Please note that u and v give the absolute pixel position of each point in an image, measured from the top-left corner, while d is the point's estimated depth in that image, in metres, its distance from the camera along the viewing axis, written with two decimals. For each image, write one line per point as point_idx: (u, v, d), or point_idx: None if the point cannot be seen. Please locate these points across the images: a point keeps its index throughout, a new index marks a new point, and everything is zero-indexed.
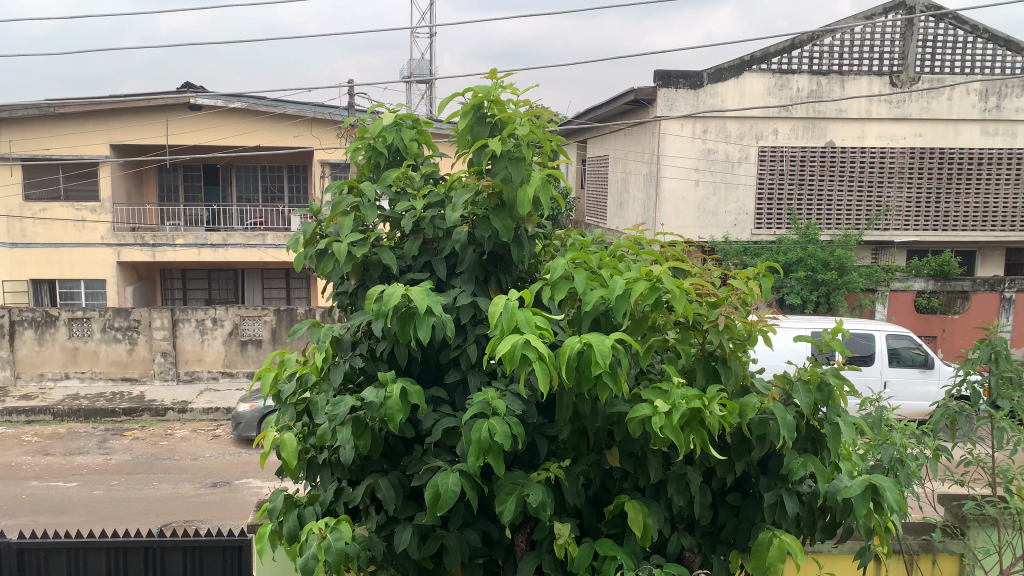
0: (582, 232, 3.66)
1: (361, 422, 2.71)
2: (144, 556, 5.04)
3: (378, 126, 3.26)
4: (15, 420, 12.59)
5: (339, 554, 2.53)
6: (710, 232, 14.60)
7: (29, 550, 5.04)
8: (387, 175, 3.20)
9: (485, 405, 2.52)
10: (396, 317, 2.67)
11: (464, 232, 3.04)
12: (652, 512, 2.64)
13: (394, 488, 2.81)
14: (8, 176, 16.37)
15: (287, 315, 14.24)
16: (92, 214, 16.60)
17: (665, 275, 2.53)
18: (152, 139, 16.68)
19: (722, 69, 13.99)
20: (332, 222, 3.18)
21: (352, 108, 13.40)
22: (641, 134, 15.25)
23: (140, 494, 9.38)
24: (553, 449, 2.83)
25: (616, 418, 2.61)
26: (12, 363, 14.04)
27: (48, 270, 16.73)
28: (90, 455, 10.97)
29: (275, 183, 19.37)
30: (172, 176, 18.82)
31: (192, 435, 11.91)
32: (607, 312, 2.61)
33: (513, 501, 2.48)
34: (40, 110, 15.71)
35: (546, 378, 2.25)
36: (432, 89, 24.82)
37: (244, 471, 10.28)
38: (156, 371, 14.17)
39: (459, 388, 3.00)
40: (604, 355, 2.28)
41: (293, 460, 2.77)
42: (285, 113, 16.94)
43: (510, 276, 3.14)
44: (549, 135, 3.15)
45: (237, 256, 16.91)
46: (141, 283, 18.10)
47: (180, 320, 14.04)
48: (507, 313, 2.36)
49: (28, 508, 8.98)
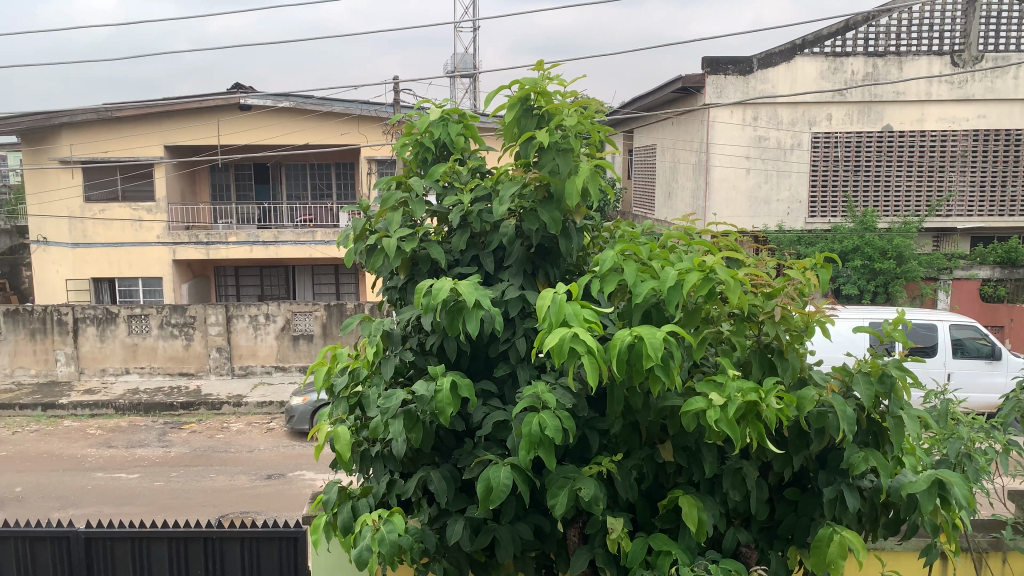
0: (631, 223, 3.61)
1: (412, 416, 2.72)
2: (204, 546, 5.17)
3: (424, 122, 3.27)
4: (79, 414, 12.98)
5: (392, 546, 2.55)
6: (763, 221, 14.33)
7: (96, 538, 5.24)
8: (435, 170, 3.22)
9: (535, 399, 2.51)
10: (445, 311, 2.67)
11: (511, 225, 3.02)
12: (707, 507, 2.60)
13: (446, 481, 2.82)
14: (69, 179, 16.84)
15: (338, 310, 14.42)
16: (148, 214, 16.95)
17: (718, 265, 2.48)
18: (204, 140, 17.06)
19: (773, 54, 13.72)
20: (382, 218, 3.21)
21: (398, 104, 13.52)
22: (690, 122, 15.03)
23: (199, 486, 9.60)
24: (605, 443, 2.80)
25: (669, 412, 2.58)
26: (75, 359, 14.45)
27: (108, 269, 17.18)
28: (150, 448, 11.26)
29: (323, 181, 19.60)
30: (224, 175, 19.22)
31: (247, 428, 12.15)
32: (658, 304, 2.58)
33: (566, 495, 2.46)
34: (98, 114, 16.13)
35: (596, 372, 2.22)
36: (477, 84, 24.85)
37: (298, 463, 10.46)
38: (211, 366, 14.50)
39: (509, 381, 2.99)
40: (655, 348, 2.24)
41: (347, 452, 2.79)
42: (331, 112, 17.18)
43: (559, 269, 3.11)
44: (597, 125, 3.10)
45: (288, 253, 17.18)
46: (196, 280, 18.53)
47: (234, 316, 14.33)
48: (555, 305, 2.34)
49: (93, 499, 9.26)
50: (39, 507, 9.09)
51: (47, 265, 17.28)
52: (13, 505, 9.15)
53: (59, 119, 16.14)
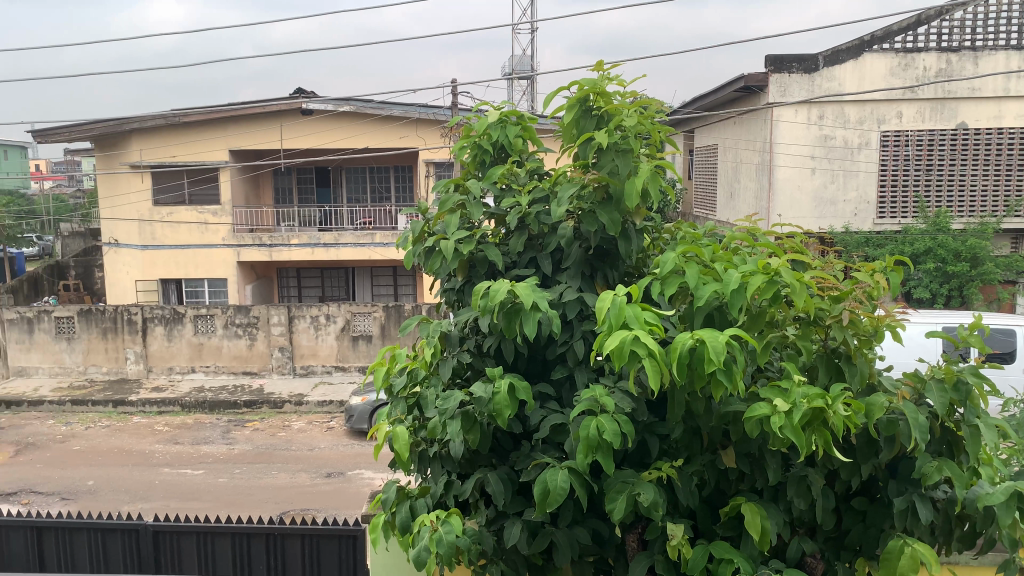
0: (693, 225, 3.55)
1: (470, 416, 2.72)
2: (267, 542, 5.30)
3: (483, 124, 3.27)
4: (148, 411, 13.39)
5: (450, 547, 2.55)
6: (829, 223, 13.97)
7: (164, 532, 5.41)
8: (493, 173, 3.22)
9: (593, 402, 2.48)
10: (502, 313, 2.67)
11: (570, 227, 3.00)
12: (771, 515, 2.54)
13: (503, 482, 2.81)
14: (138, 184, 17.40)
15: (396, 312, 14.55)
16: (214, 217, 17.46)
17: (784, 268, 2.42)
18: (267, 144, 17.44)
19: (840, 51, 13.36)
20: (440, 220, 3.23)
21: (456, 107, 13.60)
22: (752, 122, 14.76)
23: (262, 483, 9.81)
24: (665, 448, 2.76)
25: (732, 418, 2.53)
26: (144, 357, 14.90)
27: (175, 270, 17.66)
28: (214, 444, 11.56)
29: (383, 184, 19.84)
30: (286, 179, 19.63)
31: (308, 427, 12.36)
32: (721, 307, 2.53)
33: (624, 500, 2.44)
34: (166, 119, 16.64)
35: (657, 376, 2.19)
36: (534, 85, 24.88)
37: (358, 462, 10.61)
38: (274, 365, 14.81)
39: (567, 384, 2.96)
40: (718, 352, 2.19)
41: (405, 452, 2.81)
42: (391, 115, 17.40)
43: (618, 271, 3.07)
44: (658, 126, 3.07)
45: (347, 255, 17.43)
46: (259, 281, 18.95)
47: (296, 316, 14.59)
48: (614, 308, 2.32)
49: (161, 494, 9.54)
50: (110, 500, 9.41)
51: (118, 265, 17.82)
52: (86, 497, 9.50)
53: (130, 125, 16.69)
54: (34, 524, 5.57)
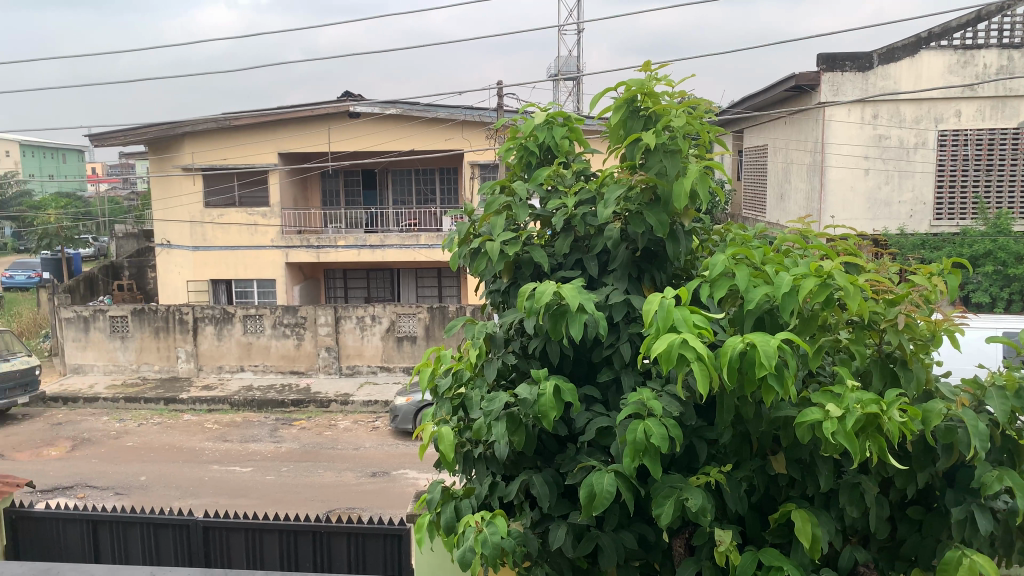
0: (743, 226, 3.51)
1: (515, 418, 2.72)
2: (313, 539, 5.38)
3: (529, 125, 3.28)
4: (198, 409, 13.68)
5: (495, 548, 2.55)
6: (883, 224, 13.53)
7: (213, 528, 5.52)
8: (539, 174, 3.22)
9: (640, 406, 2.46)
10: (548, 315, 2.66)
11: (617, 228, 2.98)
12: (823, 523, 2.49)
13: (548, 485, 2.80)
14: (191, 186, 17.83)
15: (440, 313, 14.61)
16: (263, 219, 17.75)
17: (837, 271, 2.37)
18: (315, 147, 17.69)
19: (896, 48, 12.98)
20: (485, 222, 3.24)
21: (502, 109, 13.63)
22: (804, 122, 14.46)
23: (308, 481, 9.94)
24: (713, 453, 2.72)
25: (782, 423, 2.49)
26: (195, 356, 15.23)
27: (226, 271, 18.00)
28: (262, 442, 11.76)
29: (428, 186, 19.94)
30: (334, 181, 19.89)
31: (353, 426, 12.49)
32: (772, 310, 2.48)
33: (671, 505, 2.41)
34: (217, 123, 17.03)
35: (706, 379, 2.16)
36: (580, 87, 24.82)
37: (402, 462, 10.68)
38: (320, 365, 15.01)
39: (613, 387, 2.94)
40: (768, 356, 2.16)
41: (450, 453, 2.82)
42: (436, 117, 17.54)
43: (665, 273, 3.04)
44: (707, 126, 3.03)
45: (393, 257, 17.58)
46: (306, 282, 19.22)
47: (342, 317, 14.76)
48: (662, 311, 2.29)
49: (211, 490, 9.73)
50: (161, 495, 9.62)
51: (171, 266, 18.32)
52: (138, 492, 9.73)
53: (183, 129, 17.11)
54: (89, 517, 5.70)
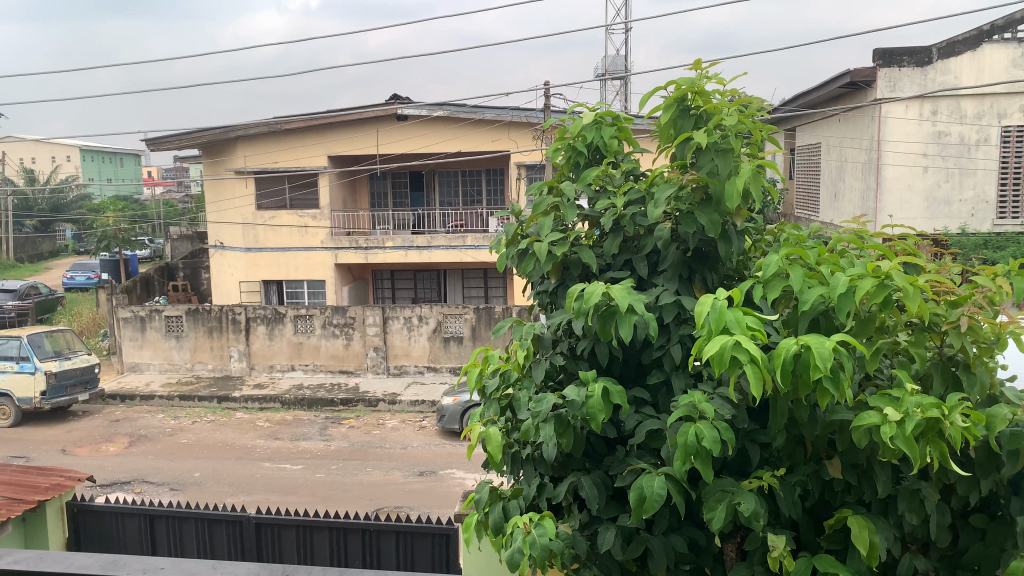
0: (797, 226, 3.45)
1: (563, 420, 2.71)
2: (362, 537, 5.45)
3: (578, 125, 3.27)
4: (250, 407, 13.94)
5: (543, 549, 2.54)
6: (943, 223, 13.14)
7: (265, 524, 5.62)
8: (587, 174, 3.20)
9: (691, 409, 2.43)
10: (597, 316, 2.64)
11: (667, 228, 2.94)
12: (880, 530, 2.43)
13: (597, 487, 2.78)
14: (244, 189, 18.22)
15: (487, 313, 14.64)
16: (313, 220, 17.99)
17: (896, 271, 2.31)
18: (364, 149, 17.90)
19: (955, 42, 12.58)
20: (533, 222, 3.23)
21: (549, 109, 13.59)
22: (859, 119, 14.07)
23: (356, 479, 10.06)
24: (766, 457, 2.68)
25: (837, 427, 2.44)
26: (247, 355, 15.52)
27: (277, 272, 18.31)
28: (312, 440, 11.94)
29: (474, 187, 20.01)
30: (382, 183, 20.11)
31: (401, 426, 12.60)
32: (827, 312, 2.43)
33: (723, 509, 2.38)
34: (269, 127, 17.35)
35: (759, 382, 2.13)
36: (628, 86, 24.66)
37: (449, 462, 10.73)
38: (369, 365, 15.17)
39: (663, 389, 2.90)
40: (824, 359, 2.11)
41: (498, 454, 2.82)
42: (483, 119, 17.60)
43: (717, 274, 2.99)
44: (759, 124, 2.99)
45: (440, 258, 17.67)
46: (355, 283, 19.46)
47: (390, 317, 14.91)
48: (714, 312, 2.26)
49: (262, 487, 9.90)
50: (215, 492, 9.83)
51: (224, 268, 18.72)
52: (193, 488, 9.96)
53: (235, 133, 17.48)
54: (146, 511, 5.85)
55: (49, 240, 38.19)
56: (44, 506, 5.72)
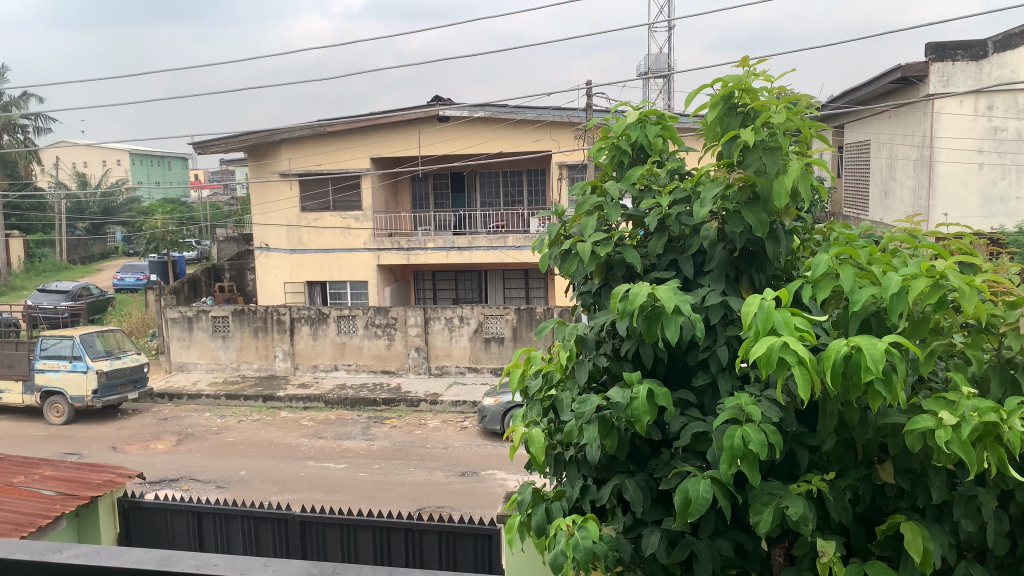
0: (847, 225, 3.39)
1: (607, 422, 2.70)
2: (405, 536, 5.49)
3: (621, 125, 3.26)
4: (295, 407, 14.13)
5: (587, 552, 2.52)
6: (999, 222, 12.75)
7: (310, 522, 5.68)
8: (631, 173, 3.18)
9: (738, 411, 2.40)
10: (642, 317, 2.62)
11: (713, 228, 2.91)
12: (934, 536, 2.37)
13: (642, 490, 2.76)
14: (288, 191, 18.48)
15: (528, 314, 14.62)
16: (356, 222, 18.14)
17: (950, 271, 2.25)
18: (406, 151, 18.03)
19: (1012, 35, 12.22)
20: (576, 222, 3.21)
21: (591, 108, 13.52)
22: (910, 116, 13.71)
23: (398, 479, 10.13)
24: (816, 461, 2.62)
25: (889, 431, 2.39)
26: (291, 355, 15.73)
27: (321, 273, 18.54)
28: (355, 440, 12.05)
29: (515, 188, 20.02)
30: (424, 185, 20.24)
31: (442, 426, 12.66)
32: (878, 313, 2.38)
33: (771, 513, 2.34)
34: (312, 129, 17.59)
35: (807, 384, 2.08)
36: (671, 85, 24.45)
37: (491, 462, 10.75)
38: (410, 365, 15.26)
39: (709, 391, 2.86)
40: (876, 360, 2.06)
41: (541, 455, 2.81)
42: (525, 119, 17.60)
43: (764, 274, 2.94)
44: (808, 122, 2.94)
45: (481, 258, 17.70)
46: (397, 284, 19.63)
47: (432, 317, 14.98)
48: (761, 313, 2.23)
49: (306, 486, 10.03)
50: (260, 490, 9.98)
51: (269, 269, 19.01)
52: (238, 486, 10.11)
53: (280, 136, 17.76)
54: (194, 508, 5.95)
55: (101, 242, 39.17)
56: (96, 502, 5.85)
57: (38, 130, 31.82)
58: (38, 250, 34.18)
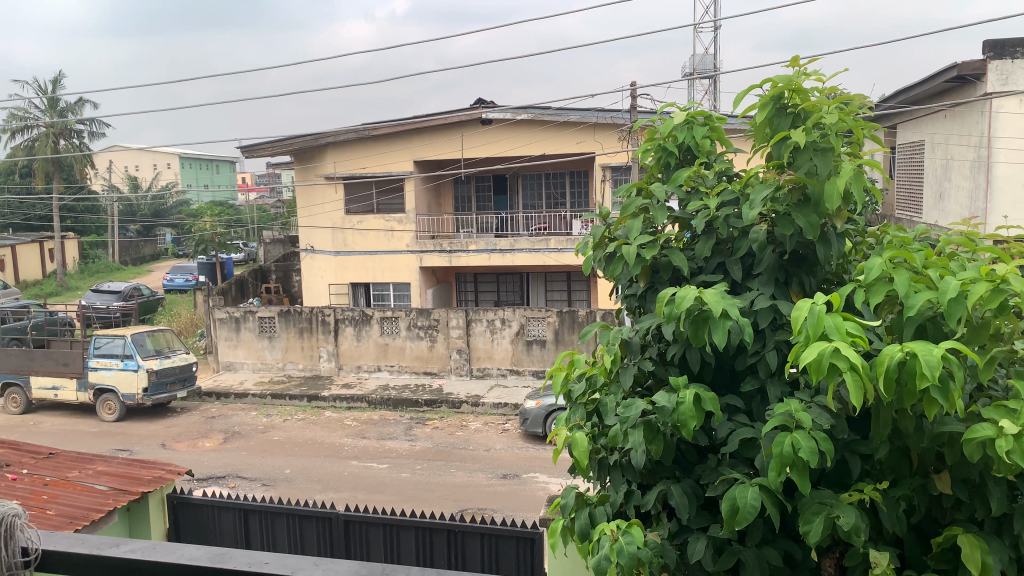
0: (901, 228, 3.31)
1: (652, 427, 2.66)
2: (448, 538, 5.51)
3: (668, 126, 3.23)
4: (338, 407, 14.27)
5: (631, 558, 2.49)
6: None
7: (354, 521, 5.73)
8: (678, 175, 3.15)
9: (787, 418, 2.36)
10: (689, 321, 2.58)
11: (762, 231, 2.86)
12: (993, 550, 2.28)
13: (687, 496, 2.73)
14: (333, 194, 18.70)
15: (570, 317, 14.56)
16: (399, 224, 18.26)
17: (1012, 275, 2.18)
18: (449, 154, 18.13)
19: None
20: (621, 225, 3.19)
21: (635, 109, 13.41)
22: (967, 115, 13.33)
23: (441, 480, 10.16)
24: (868, 470, 2.56)
25: (946, 440, 2.32)
26: (336, 356, 15.91)
27: (364, 275, 18.73)
28: (398, 440, 12.13)
29: (558, 190, 19.98)
30: (466, 187, 20.33)
31: (484, 428, 12.68)
32: (935, 318, 2.31)
33: (821, 522, 2.28)
34: (357, 133, 17.80)
35: (859, 390, 2.03)
36: (717, 85, 24.18)
37: (533, 465, 10.73)
38: (452, 367, 15.31)
39: (757, 397, 2.81)
40: (931, 367, 2.00)
41: (585, 459, 2.79)
42: (568, 121, 17.54)
43: (815, 278, 2.87)
44: (861, 122, 2.87)
45: (523, 260, 17.70)
46: (439, 285, 19.74)
47: (474, 319, 15.03)
48: (812, 318, 2.18)
49: (350, 485, 10.12)
50: (305, 488, 10.10)
51: (315, 271, 19.26)
52: (283, 485, 10.24)
53: (326, 140, 17.99)
54: (241, 506, 6.05)
55: (152, 243, 40.11)
56: (146, 497, 5.97)
57: (93, 135, 32.65)
58: (91, 251, 35.12)
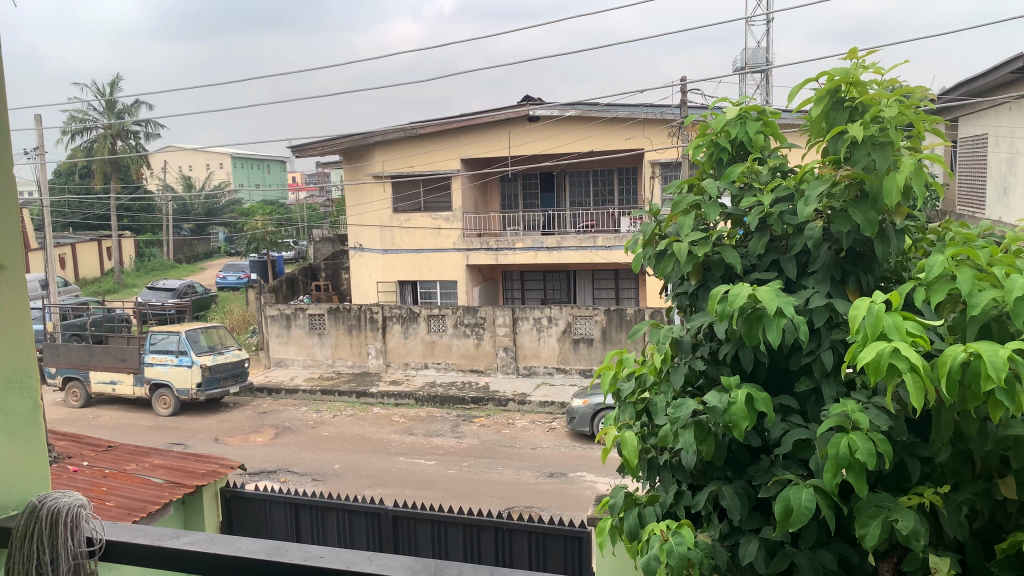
0: (963, 224, 3.21)
1: (703, 427, 2.62)
2: (495, 535, 5.52)
3: (720, 121, 3.19)
4: (387, 403, 14.40)
5: (681, 558, 2.46)
6: None
7: (402, 517, 5.79)
8: (731, 171, 3.10)
9: (844, 419, 2.30)
10: (742, 319, 2.54)
11: (818, 228, 2.80)
12: None
13: (739, 497, 2.68)
14: (381, 193, 18.99)
15: (618, 315, 14.45)
16: (446, 223, 18.36)
17: None
18: (496, 152, 18.18)
19: None
20: (672, 222, 3.15)
21: (686, 104, 13.25)
22: None
23: (488, 477, 10.19)
24: (928, 473, 2.50)
25: (1012, 443, 2.24)
26: (384, 353, 16.08)
27: (412, 272, 18.89)
28: (445, 437, 12.20)
29: (606, 187, 19.87)
30: (513, 185, 20.35)
31: (531, 426, 12.68)
32: (1001, 317, 2.24)
33: (878, 526, 2.23)
34: (405, 132, 17.96)
35: (920, 392, 1.97)
36: (770, 79, 23.77)
37: (580, 464, 10.68)
38: (499, 364, 15.35)
39: (812, 397, 2.75)
40: (996, 368, 1.94)
41: (634, 458, 2.77)
42: (616, 117, 17.42)
43: (872, 277, 2.80)
44: (922, 115, 2.80)
45: (569, 258, 17.64)
46: (486, 283, 19.81)
47: (520, 317, 15.04)
48: (871, 317, 2.12)
49: (397, 481, 10.21)
50: (353, 483, 10.23)
51: (363, 269, 19.48)
52: (332, 479, 10.39)
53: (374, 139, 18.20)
54: (291, 500, 6.16)
55: (205, 243, 41.06)
56: (200, 490, 6.10)
57: (149, 136, 33.51)
58: (148, 249, 36.13)
